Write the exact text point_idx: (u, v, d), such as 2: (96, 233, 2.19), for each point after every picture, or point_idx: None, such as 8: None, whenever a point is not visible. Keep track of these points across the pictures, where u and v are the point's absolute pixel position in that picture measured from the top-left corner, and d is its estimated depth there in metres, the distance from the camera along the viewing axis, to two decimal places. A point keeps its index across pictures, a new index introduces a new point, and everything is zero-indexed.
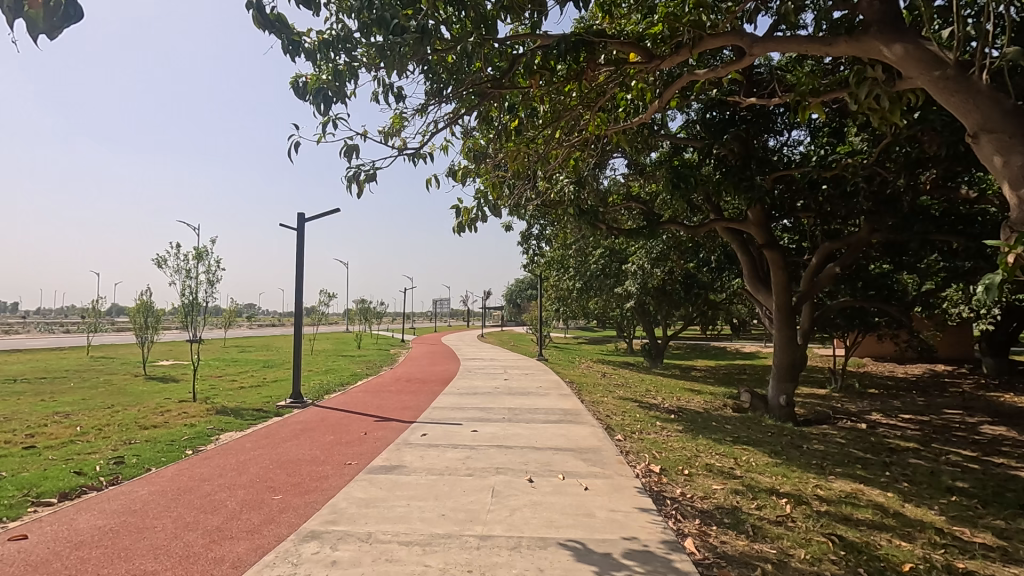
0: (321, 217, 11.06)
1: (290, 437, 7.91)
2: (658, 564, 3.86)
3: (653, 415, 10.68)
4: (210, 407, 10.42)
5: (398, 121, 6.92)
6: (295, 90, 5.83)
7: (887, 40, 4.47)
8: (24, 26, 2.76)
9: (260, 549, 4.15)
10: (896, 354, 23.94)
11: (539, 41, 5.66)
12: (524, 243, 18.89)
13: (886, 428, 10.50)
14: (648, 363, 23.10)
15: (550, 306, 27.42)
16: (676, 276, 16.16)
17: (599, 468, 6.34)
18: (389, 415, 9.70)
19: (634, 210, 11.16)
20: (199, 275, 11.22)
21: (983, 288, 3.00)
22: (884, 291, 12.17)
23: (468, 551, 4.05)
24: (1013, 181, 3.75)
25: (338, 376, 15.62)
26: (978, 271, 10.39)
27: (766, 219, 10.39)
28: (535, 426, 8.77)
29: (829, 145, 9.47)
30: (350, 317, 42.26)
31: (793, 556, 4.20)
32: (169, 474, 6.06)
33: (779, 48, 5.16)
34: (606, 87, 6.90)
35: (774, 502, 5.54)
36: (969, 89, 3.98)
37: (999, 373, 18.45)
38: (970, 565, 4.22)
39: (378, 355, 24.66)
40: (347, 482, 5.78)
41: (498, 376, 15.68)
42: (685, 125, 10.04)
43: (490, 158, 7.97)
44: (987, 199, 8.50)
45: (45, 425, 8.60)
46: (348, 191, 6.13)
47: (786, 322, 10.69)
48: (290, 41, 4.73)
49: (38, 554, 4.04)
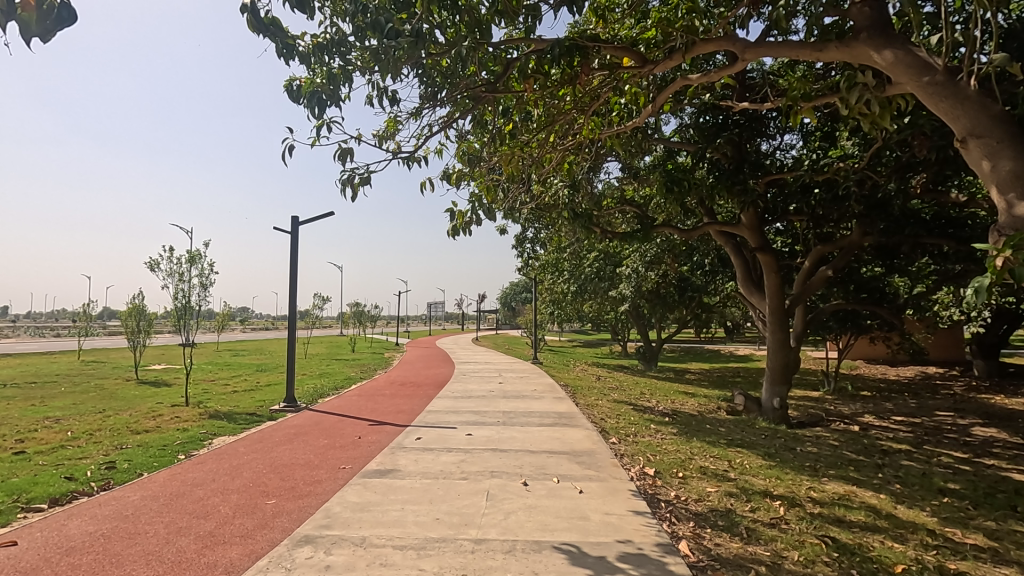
0: (314, 222, 11.04)
1: (283, 441, 7.88)
2: (653, 567, 3.86)
3: (647, 417, 10.76)
4: (202, 411, 10.36)
5: (391, 125, 6.97)
6: (290, 94, 5.93)
7: (877, 45, 4.52)
8: (17, 28, 2.75)
9: (254, 554, 4.14)
10: (889, 356, 24.18)
11: (534, 45, 5.81)
12: (521, 245, 18.99)
13: (878, 429, 10.58)
14: (643, 365, 23.20)
15: (545, 310, 27.64)
16: (671, 280, 16.25)
17: (593, 472, 6.33)
18: (383, 419, 9.67)
19: (628, 213, 11.22)
20: (192, 277, 11.29)
21: (972, 292, 2.94)
22: (877, 294, 12.30)
23: (463, 555, 4.04)
24: (1001, 185, 3.76)
25: (334, 380, 15.62)
26: (969, 275, 10.56)
27: (759, 222, 10.44)
28: (529, 429, 8.72)
29: (821, 150, 9.53)
30: (347, 321, 42.86)
31: (787, 558, 4.22)
32: (162, 478, 6.04)
33: (772, 52, 5.21)
34: (599, 91, 7.11)
35: (768, 505, 5.55)
36: (957, 94, 4.02)
37: (989, 375, 18.59)
38: (962, 565, 4.26)
39: (372, 359, 24.38)
40: (341, 486, 5.75)
41: (494, 378, 16.43)
42: (679, 129, 10.11)
43: (484, 161, 7.87)
44: (977, 203, 8.52)
45: (35, 430, 8.55)
46: (343, 194, 6.17)
47: (779, 325, 10.72)
48: (285, 45, 4.86)
49: (28, 561, 4.00)
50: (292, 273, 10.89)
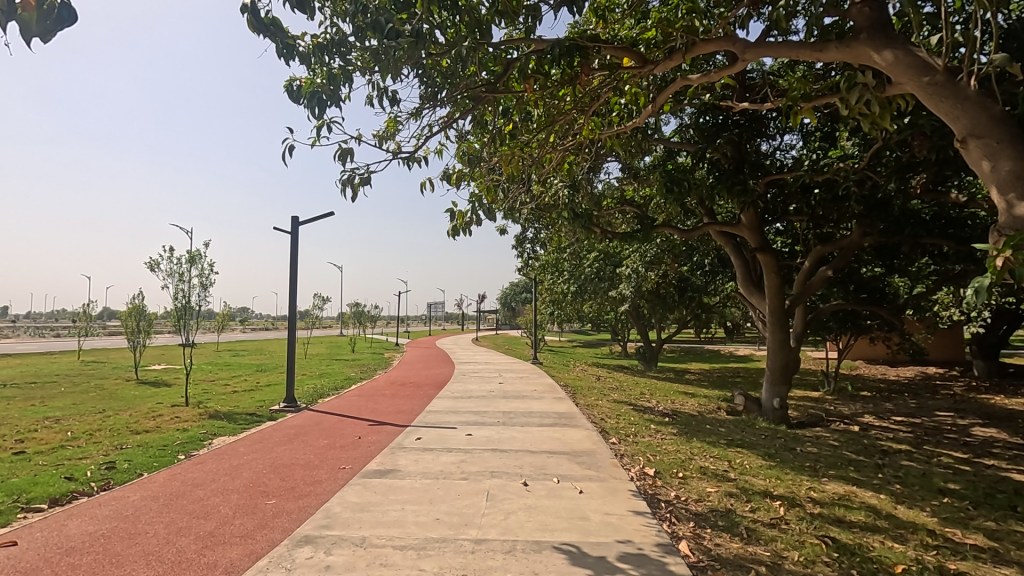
0: (314, 222, 11.04)
1: (283, 441, 7.88)
2: (653, 567, 3.86)
3: (647, 418, 10.76)
4: (202, 411, 10.37)
5: (392, 125, 6.97)
6: (290, 95, 5.93)
7: (877, 45, 4.52)
8: (18, 28, 2.75)
9: (254, 554, 4.14)
10: (889, 356, 24.18)
11: (534, 45, 5.81)
12: (521, 245, 18.99)
13: (878, 430, 10.57)
14: (643, 365, 23.21)
15: (545, 311, 27.64)
16: (671, 280, 16.25)
17: (593, 472, 6.32)
18: (383, 419, 9.67)
19: (628, 213, 11.22)
20: (191, 277, 11.29)
21: (972, 292, 2.93)
22: (877, 294, 12.30)
23: (463, 555, 4.04)
24: (1002, 186, 3.76)
25: (333, 381, 15.62)
26: (968, 275, 10.57)
27: (759, 222, 10.43)
28: (529, 430, 8.72)
29: (821, 150, 9.53)
30: (347, 321, 42.86)
31: (787, 559, 4.22)
32: (162, 478, 6.05)
33: (771, 52, 5.21)
34: (599, 91, 7.10)
35: (768, 505, 5.55)
36: (957, 94, 4.02)
37: (989, 375, 18.60)
38: (962, 566, 4.26)
39: (372, 359, 24.40)
40: (341, 486, 5.75)
41: (493, 378, 16.43)
42: (679, 129, 10.11)
43: (485, 161, 7.87)
44: (977, 203, 8.51)
45: (35, 430, 8.56)
46: (343, 194, 6.17)
47: (779, 325, 10.72)
48: (285, 45, 4.86)
49: (28, 561, 4.00)
50: (292, 273, 10.88)
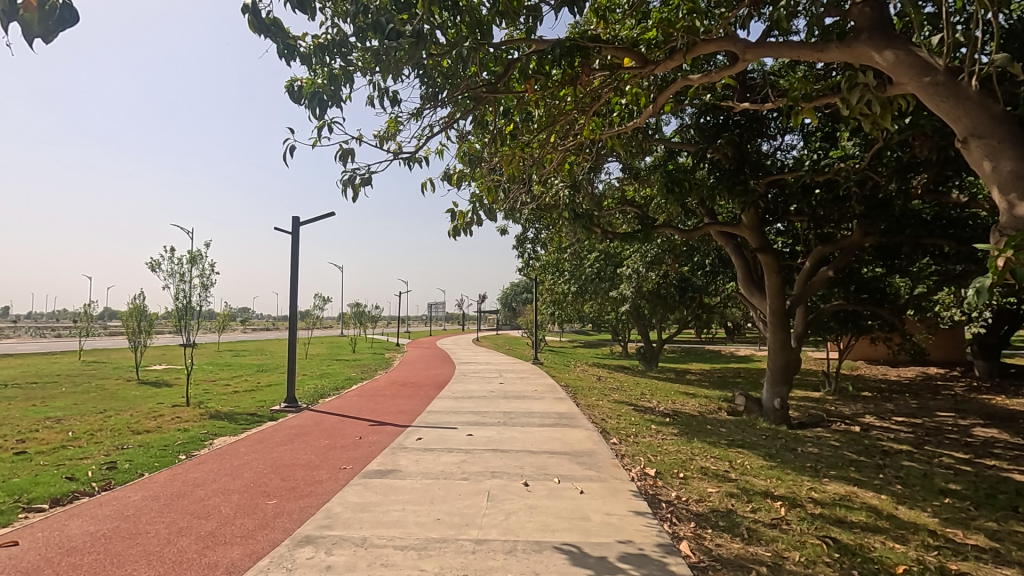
0: (315, 222, 11.05)
1: (283, 442, 7.88)
2: (653, 567, 3.86)
3: (647, 418, 10.75)
4: (203, 411, 10.37)
5: (392, 125, 6.96)
6: (290, 95, 5.93)
7: (878, 45, 4.52)
8: (19, 29, 2.75)
9: (254, 554, 4.14)
10: (890, 357, 24.15)
11: (534, 45, 5.80)
12: (522, 246, 18.99)
13: (879, 430, 10.56)
14: (644, 366, 23.20)
15: (545, 311, 27.63)
16: (671, 280, 16.24)
17: (594, 472, 6.32)
18: (384, 419, 9.68)
19: (629, 213, 11.23)
20: (192, 278, 11.31)
21: (973, 292, 2.92)
22: (878, 295, 12.28)
23: (464, 555, 4.04)
24: (1002, 186, 3.75)
25: (334, 381, 15.61)
26: (969, 275, 10.57)
27: (760, 222, 10.42)
28: (529, 430, 8.71)
29: (822, 150, 9.53)
30: (347, 321, 42.84)
31: (788, 559, 4.21)
32: (162, 479, 6.05)
33: (772, 53, 5.21)
34: (600, 91, 7.09)
35: (769, 506, 5.55)
36: (958, 94, 4.02)
37: (990, 376, 18.57)
38: (963, 566, 4.26)
39: (372, 359, 24.41)
40: (341, 487, 5.76)
41: (494, 378, 16.43)
42: (679, 129, 10.12)
43: (485, 162, 7.87)
44: (978, 203, 8.50)
45: (36, 430, 8.58)
46: (343, 195, 6.17)
47: (779, 325, 10.72)
48: (286, 45, 4.86)
49: (29, 561, 4.00)
50: (292, 273, 10.88)
